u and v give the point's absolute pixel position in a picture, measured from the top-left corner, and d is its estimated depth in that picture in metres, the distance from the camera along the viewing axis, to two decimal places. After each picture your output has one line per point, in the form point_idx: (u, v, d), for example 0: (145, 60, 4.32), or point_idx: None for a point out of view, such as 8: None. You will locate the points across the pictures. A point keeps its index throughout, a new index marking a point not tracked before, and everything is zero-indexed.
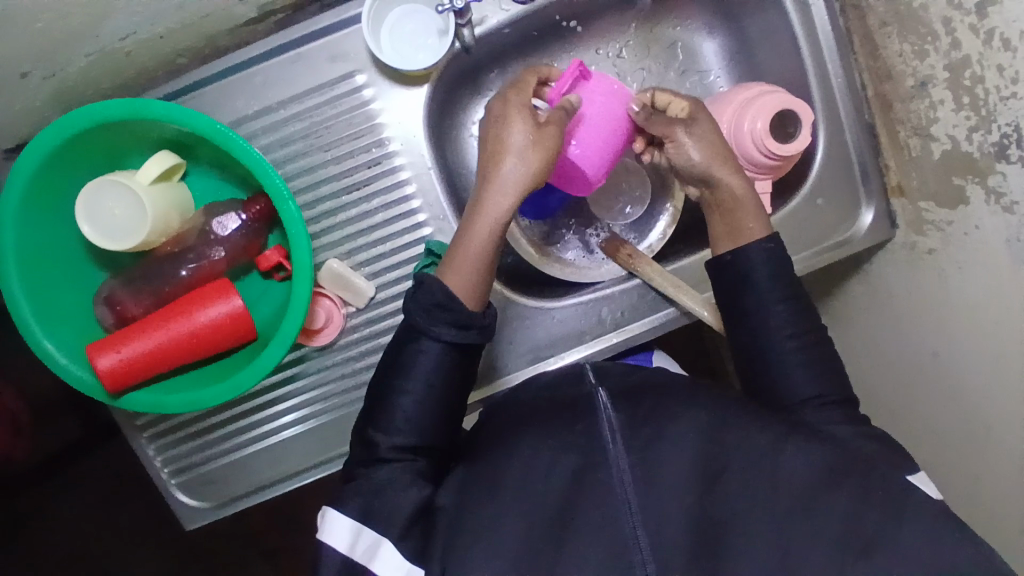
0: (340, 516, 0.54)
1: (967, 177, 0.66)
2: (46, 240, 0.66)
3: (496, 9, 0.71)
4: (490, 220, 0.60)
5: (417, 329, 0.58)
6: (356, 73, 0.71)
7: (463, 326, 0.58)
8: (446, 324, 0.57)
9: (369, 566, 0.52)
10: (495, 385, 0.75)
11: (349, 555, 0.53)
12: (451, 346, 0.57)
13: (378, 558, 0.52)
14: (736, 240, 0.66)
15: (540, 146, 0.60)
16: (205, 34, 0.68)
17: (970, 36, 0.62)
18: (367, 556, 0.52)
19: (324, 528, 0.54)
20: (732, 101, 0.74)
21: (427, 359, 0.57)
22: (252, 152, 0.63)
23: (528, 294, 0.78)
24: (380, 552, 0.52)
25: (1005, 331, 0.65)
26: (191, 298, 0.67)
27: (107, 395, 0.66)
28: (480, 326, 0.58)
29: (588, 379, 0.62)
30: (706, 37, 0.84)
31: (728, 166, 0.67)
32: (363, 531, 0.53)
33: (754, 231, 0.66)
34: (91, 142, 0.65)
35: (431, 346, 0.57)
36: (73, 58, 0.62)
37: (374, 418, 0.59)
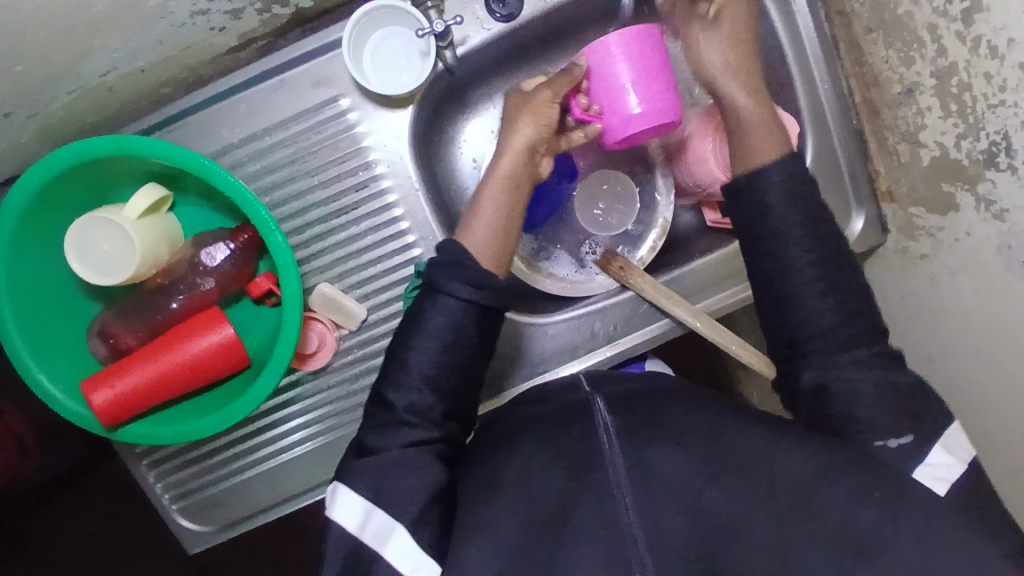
0: (350, 494, 0.52)
1: (957, 184, 0.66)
2: (37, 277, 0.67)
3: (478, 29, 0.71)
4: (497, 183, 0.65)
5: (434, 287, 0.58)
6: (340, 97, 0.71)
7: (478, 284, 0.58)
8: (459, 282, 0.57)
9: (380, 552, 0.50)
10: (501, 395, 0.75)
11: (358, 538, 0.50)
12: (469, 304, 0.57)
13: (390, 545, 0.50)
14: (746, 160, 0.64)
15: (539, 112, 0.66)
16: (188, 64, 0.68)
17: (955, 44, 0.61)
18: (378, 541, 0.50)
19: (331, 505, 0.52)
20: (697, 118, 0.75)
21: (443, 317, 0.57)
22: (237, 184, 0.63)
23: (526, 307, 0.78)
24: (391, 537, 0.50)
25: (998, 337, 0.65)
26: (183, 329, 0.67)
27: (104, 429, 0.67)
28: (495, 286, 0.58)
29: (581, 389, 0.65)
30: None
31: (743, 83, 0.67)
32: (374, 512, 0.51)
33: (768, 148, 0.63)
34: (77, 178, 0.65)
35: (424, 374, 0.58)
36: (56, 96, 0.62)
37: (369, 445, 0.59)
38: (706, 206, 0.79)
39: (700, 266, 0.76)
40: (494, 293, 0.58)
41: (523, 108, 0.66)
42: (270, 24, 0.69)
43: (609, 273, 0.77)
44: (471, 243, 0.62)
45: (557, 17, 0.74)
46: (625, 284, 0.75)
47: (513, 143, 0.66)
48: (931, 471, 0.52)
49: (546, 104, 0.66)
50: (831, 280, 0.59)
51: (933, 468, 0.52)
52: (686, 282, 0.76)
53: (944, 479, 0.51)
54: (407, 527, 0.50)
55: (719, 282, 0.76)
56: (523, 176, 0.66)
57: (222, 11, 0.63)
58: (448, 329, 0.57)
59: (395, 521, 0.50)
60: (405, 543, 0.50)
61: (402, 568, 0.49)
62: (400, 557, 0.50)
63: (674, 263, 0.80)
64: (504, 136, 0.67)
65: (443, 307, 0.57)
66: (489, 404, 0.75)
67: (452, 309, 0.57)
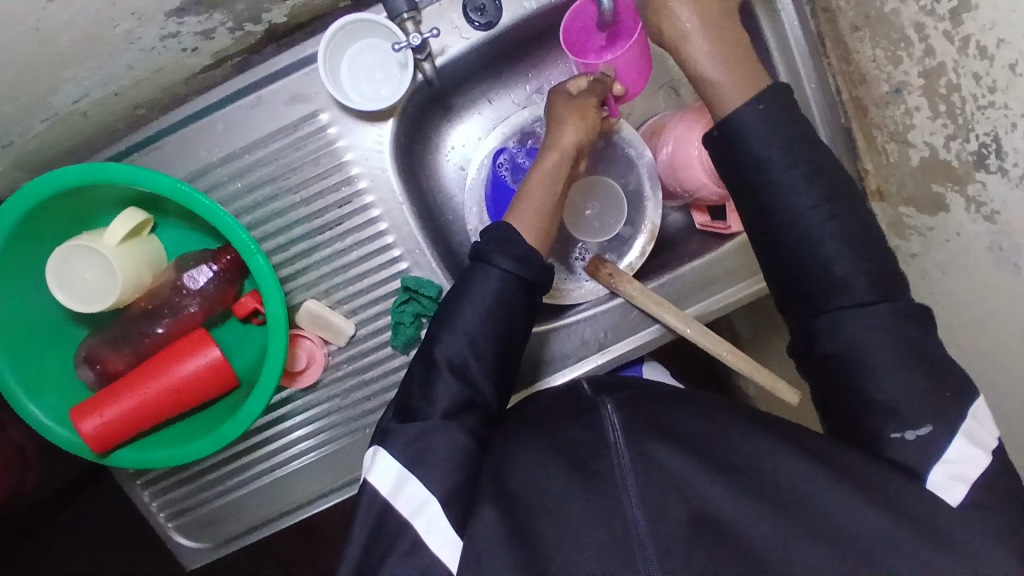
0: (389, 458, 0.53)
1: (946, 184, 0.64)
2: (21, 308, 0.66)
3: (456, 38, 0.70)
4: (539, 175, 0.67)
5: (485, 256, 0.60)
6: (319, 112, 0.70)
7: (524, 259, 0.60)
8: (509, 256, 0.59)
9: (412, 521, 0.51)
10: (527, 389, 0.75)
11: (392, 501, 0.52)
12: (513, 277, 0.59)
13: (422, 515, 0.51)
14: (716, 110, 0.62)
15: (577, 109, 0.68)
16: (162, 85, 0.67)
17: (943, 43, 0.60)
18: (410, 509, 0.51)
19: (370, 467, 0.54)
20: (689, 119, 0.72)
21: (490, 285, 0.59)
22: (214, 209, 0.62)
23: (544, 314, 0.78)
24: (425, 509, 0.52)
25: (994, 338, 0.64)
26: (169, 354, 0.67)
27: (94, 455, 0.67)
28: (528, 282, 0.60)
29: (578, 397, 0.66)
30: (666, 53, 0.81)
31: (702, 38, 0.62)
32: (411, 480, 0.52)
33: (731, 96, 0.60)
34: (56, 207, 0.65)
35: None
36: (29, 125, 0.61)
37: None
38: (695, 209, 0.78)
39: (690, 270, 0.76)
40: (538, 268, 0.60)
41: (568, 110, 0.68)
42: (242, 41, 0.68)
43: (598, 280, 0.75)
44: (523, 229, 0.64)
45: (537, 21, 0.73)
46: (614, 290, 0.74)
47: (560, 138, 0.67)
48: (950, 469, 0.50)
49: (591, 108, 0.68)
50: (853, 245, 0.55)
51: (955, 466, 0.50)
52: (676, 287, 0.76)
53: (965, 477, 0.50)
54: (441, 502, 0.52)
55: (717, 281, 0.76)
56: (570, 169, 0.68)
57: (192, 33, 0.62)
58: (494, 295, 0.58)
59: (429, 493, 0.52)
60: (437, 515, 0.51)
61: (431, 541, 0.51)
62: (432, 529, 0.51)
63: (663, 267, 0.79)
64: (552, 134, 0.68)
65: (491, 278, 0.59)
66: (518, 396, 0.75)
67: (501, 279, 0.59)
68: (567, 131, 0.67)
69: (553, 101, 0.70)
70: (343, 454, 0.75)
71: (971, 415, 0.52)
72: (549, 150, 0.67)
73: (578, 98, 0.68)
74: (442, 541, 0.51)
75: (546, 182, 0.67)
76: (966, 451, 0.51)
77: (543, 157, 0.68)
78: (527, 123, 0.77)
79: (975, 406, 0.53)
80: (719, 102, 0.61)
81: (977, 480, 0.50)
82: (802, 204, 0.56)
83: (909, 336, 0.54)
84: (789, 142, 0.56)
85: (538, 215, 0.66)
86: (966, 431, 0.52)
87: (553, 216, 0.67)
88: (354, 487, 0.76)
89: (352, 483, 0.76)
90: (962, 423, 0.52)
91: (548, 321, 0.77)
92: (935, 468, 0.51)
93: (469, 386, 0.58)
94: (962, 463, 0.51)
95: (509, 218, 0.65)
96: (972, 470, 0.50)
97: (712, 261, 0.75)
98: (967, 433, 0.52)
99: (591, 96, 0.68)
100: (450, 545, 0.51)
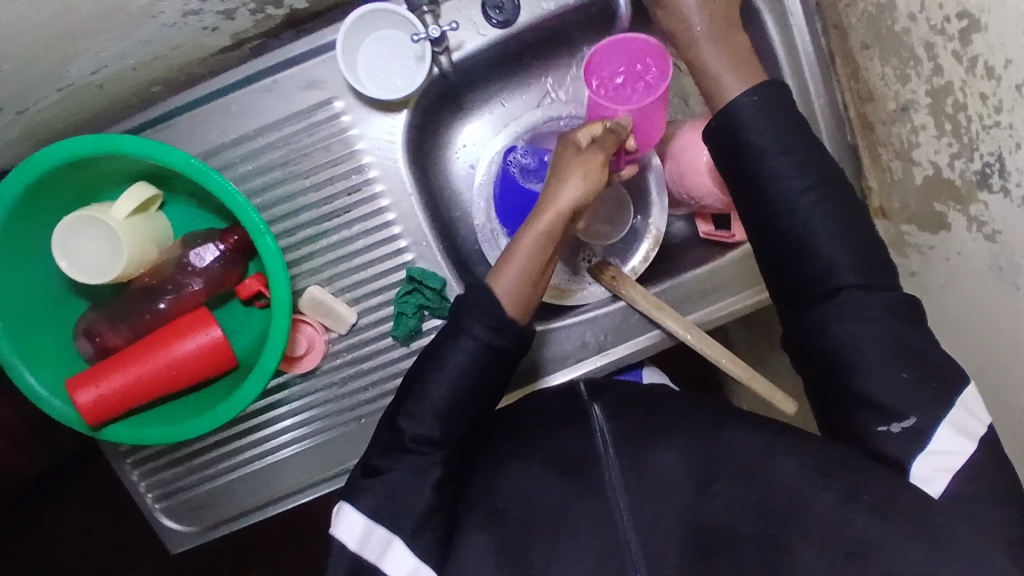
0: (354, 512, 0.55)
1: (949, 204, 0.66)
2: (22, 277, 0.66)
3: (474, 35, 0.71)
4: (531, 235, 0.63)
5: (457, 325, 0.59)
6: (334, 99, 0.71)
7: (500, 327, 0.59)
8: (482, 323, 0.58)
9: (379, 564, 0.53)
10: (517, 392, 0.76)
11: (359, 552, 0.54)
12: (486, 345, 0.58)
13: (389, 556, 0.54)
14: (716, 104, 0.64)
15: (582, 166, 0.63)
16: (177, 64, 0.68)
17: (951, 62, 0.61)
18: (377, 554, 0.54)
19: (336, 522, 0.56)
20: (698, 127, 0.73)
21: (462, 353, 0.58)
22: (227, 186, 0.62)
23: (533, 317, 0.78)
24: (393, 551, 0.54)
25: (990, 355, 0.65)
26: (170, 330, 0.67)
27: (88, 428, 0.66)
28: (518, 330, 0.59)
29: (581, 396, 0.66)
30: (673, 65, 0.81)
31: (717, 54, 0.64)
32: (376, 529, 0.54)
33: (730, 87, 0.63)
34: (66, 178, 0.65)
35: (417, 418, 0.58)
36: (44, 94, 0.61)
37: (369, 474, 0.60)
38: (699, 216, 0.79)
39: (690, 279, 0.76)
40: (511, 337, 0.59)
41: (572, 167, 0.64)
42: (262, 24, 0.68)
43: (601, 282, 0.76)
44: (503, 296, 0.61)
45: (555, 23, 0.73)
46: (617, 294, 0.75)
47: (559, 197, 0.63)
48: (931, 460, 0.52)
49: (596, 163, 0.64)
50: (864, 252, 0.56)
51: (937, 457, 0.51)
52: (676, 295, 0.76)
53: (947, 467, 0.51)
54: (404, 539, 0.54)
55: (716, 291, 0.76)
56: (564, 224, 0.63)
57: (214, 11, 0.62)
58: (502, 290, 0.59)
59: (392, 534, 0.54)
60: (401, 553, 0.54)
61: None
62: (397, 567, 0.53)
63: (666, 274, 0.80)
64: (551, 189, 0.64)
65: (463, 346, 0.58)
66: (511, 396, 0.76)
67: (473, 348, 0.58)
68: (567, 190, 0.63)
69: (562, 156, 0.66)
70: (337, 443, 0.75)
71: (957, 406, 0.52)
72: (543, 209, 0.63)
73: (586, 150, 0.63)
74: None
75: (534, 242, 0.63)
76: (950, 442, 0.52)
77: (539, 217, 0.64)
78: (537, 125, 0.78)
79: (965, 395, 0.53)
80: (719, 96, 0.63)
81: (959, 470, 0.51)
82: (818, 211, 0.57)
83: (909, 337, 0.54)
84: (796, 157, 0.58)
85: (524, 277, 0.62)
86: (950, 421, 0.52)
87: (542, 276, 0.63)
88: (344, 479, 0.75)
89: (343, 474, 0.75)
90: (947, 413, 0.52)
91: (548, 320, 0.77)
92: (918, 460, 0.52)
93: (478, 372, 0.58)
94: (945, 454, 0.51)
95: (493, 278, 0.62)
96: (953, 461, 0.51)
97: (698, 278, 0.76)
98: (952, 423, 0.52)
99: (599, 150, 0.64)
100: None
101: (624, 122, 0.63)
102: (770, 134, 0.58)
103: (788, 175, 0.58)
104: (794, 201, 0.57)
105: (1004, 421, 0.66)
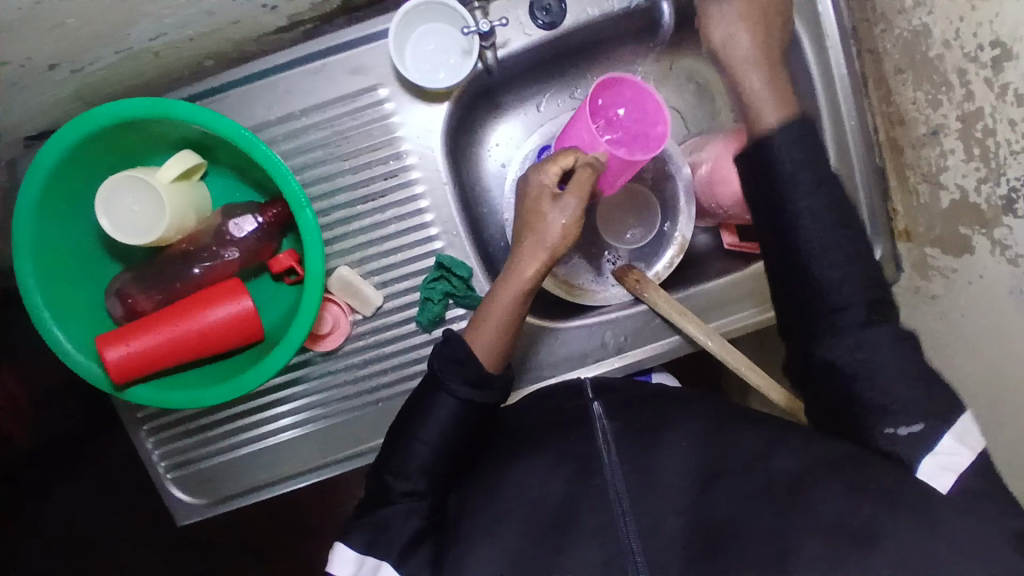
0: (345, 549, 0.56)
1: (973, 227, 0.67)
2: (60, 232, 0.67)
3: (519, 33, 0.73)
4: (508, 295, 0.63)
5: (437, 383, 0.59)
6: (379, 86, 0.73)
7: (478, 385, 0.59)
8: (460, 381, 0.58)
9: None
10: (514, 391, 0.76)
11: None
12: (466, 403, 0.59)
13: None
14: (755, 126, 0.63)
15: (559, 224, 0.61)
16: (232, 39, 0.70)
17: (983, 89, 0.63)
18: None
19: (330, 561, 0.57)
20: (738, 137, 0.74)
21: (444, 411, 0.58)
22: (272, 158, 0.64)
23: (546, 315, 0.79)
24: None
25: (1005, 382, 0.65)
26: (201, 297, 0.67)
27: (112, 387, 0.67)
28: (495, 387, 0.60)
29: (587, 394, 0.67)
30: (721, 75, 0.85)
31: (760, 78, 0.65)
32: (365, 561, 0.55)
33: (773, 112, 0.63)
34: (114, 138, 0.66)
35: (440, 394, 0.59)
36: (102, 55, 0.63)
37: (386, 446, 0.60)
38: (725, 228, 0.80)
39: (713, 287, 0.77)
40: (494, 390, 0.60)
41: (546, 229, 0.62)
42: (318, 8, 0.71)
43: (624, 285, 0.77)
44: (482, 349, 0.62)
45: (598, 28, 0.76)
46: (640, 297, 0.76)
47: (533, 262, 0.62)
48: (936, 463, 0.52)
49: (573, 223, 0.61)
50: None
51: (941, 458, 0.52)
52: (698, 303, 0.77)
53: (952, 468, 0.52)
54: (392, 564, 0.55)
55: (736, 301, 0.77)
56: (544, 270, 0.63)
57: None
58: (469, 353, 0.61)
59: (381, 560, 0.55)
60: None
61: None
62: None
63: (688, 283, 0.81)
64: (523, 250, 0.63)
65: (444, 405, 0.58)
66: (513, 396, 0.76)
67: (454, 408, 0.58)
68: (534, 257, 0.62)
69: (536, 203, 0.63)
70: (352, 424, 0.75)
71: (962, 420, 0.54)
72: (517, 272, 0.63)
73: (563, 196, 0.61)
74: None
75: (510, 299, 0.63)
76: (953, 447, 0.53)
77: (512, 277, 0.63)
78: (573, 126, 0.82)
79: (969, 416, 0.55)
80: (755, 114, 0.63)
81: (964, 471, 0.52)
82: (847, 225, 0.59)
83: None
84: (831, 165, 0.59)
85: (502, 331, 0.63)
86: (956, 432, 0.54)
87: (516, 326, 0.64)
88: (356, 461, 0.76)
89: (355, 456, 0.76)
90: (952, 423, 0.54)
91: (567, 319, 0.78)
92: (923, 461, 0.53)
93: None
94: (949, 456, 0.52)
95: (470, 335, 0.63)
96: (957, 464, 0.52)
97: (714, 289, 0.77)
98: (955, 435, 0.53)
99: (578, 205, 0.61)
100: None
101: (600, 158, 0.61)
102: (807, 145, 0.59)
103: (821, 183, 0.58)
104: (821, 211, 0.58)
105: (1018, 447, 0.66)
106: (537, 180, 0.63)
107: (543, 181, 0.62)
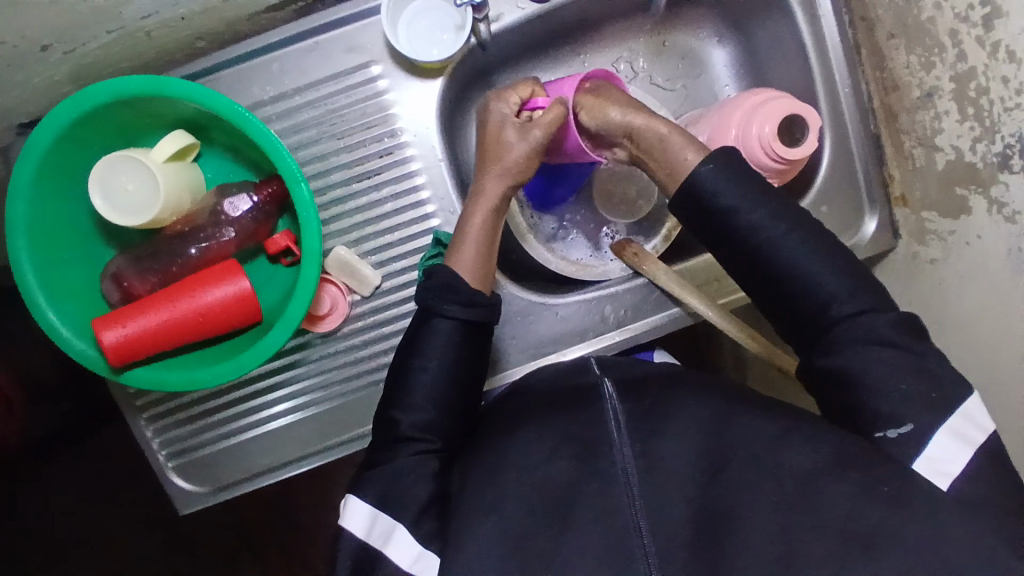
0: (359, 502, 0.55)
1: (970, 188, 0.67)
2: (55, 214, 0.66)
3: (512, 8, 0.73)
4: (480, 222, 0.66)
5: (429, 311, 0.60)
6: (372, 64, 0.72)
7: (470, 304, 0.61)
8: (454, 303, 0.60)
9: (383, 550, 0.53)
10: (493, 378, 0.75)
11: (365, 539, 0.53)
12: (462, 322, 0.60)
13: (393, 542, 0.53)
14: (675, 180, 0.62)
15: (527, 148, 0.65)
16: (224, 18, 0.70)
17: (975, 48, 0.63)
18: (381, 541, 0.53)
19: (344, 513, 0.55)
20: (739, 106, 0.73)
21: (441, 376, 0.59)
22: (267, 134, 0.63)
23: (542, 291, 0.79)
24: (395, 540, 0.53)
25: (1003, 345, 0.65)
26: (199, 278, 0.67)
27: (110, 370, 0.66)
28: (486, 304, 0.62)
29: (593, 371, 0.64)
30: (716, 46, 0.86)
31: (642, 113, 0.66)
32: (379, 517, 0.54)
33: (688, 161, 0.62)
34: (108, 118, 0.66)
35: (444, 366, 0.59)
36: (94, 35, 0.63)
37: (389, 417, 0.59)
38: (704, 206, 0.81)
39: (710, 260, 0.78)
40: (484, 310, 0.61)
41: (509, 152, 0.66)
42: None
43: (624, 259, 0.77)
44: (467, 275, 0.64)
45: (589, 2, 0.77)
46: (639, 271, 0.76)
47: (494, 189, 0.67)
48: (932, 465, 0.49)
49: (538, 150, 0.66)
50: None
51: (936, 461, 0.49)
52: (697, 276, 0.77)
53: (947, 472, 0.49)
54: (407, 529, 0.53)
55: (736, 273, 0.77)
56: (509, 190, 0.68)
57: None
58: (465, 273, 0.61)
59: (395, 520, 0.53)
60: (405, 540, 0.53)
61: (404, 562, 0.52)
62: (400, 554, 0.52)
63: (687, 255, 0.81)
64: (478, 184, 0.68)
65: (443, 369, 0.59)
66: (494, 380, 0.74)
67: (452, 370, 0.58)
68: (495, 181, 0.67)
69: (494, 129, 0.67)
70: (353, 406, 0.74)
71: (958, 415, 0.51)
72: (483, 205, 0.67)
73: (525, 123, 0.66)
74: (416, 569, 0.52)
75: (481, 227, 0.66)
76: (948, 449, 0.49)
77: (478, 209, 0.67)
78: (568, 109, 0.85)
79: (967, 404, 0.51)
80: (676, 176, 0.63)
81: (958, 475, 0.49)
82: None
83: None
84: None
85: (481, 258, 0.65)
86: (949, 428, 0.50)
87: (492, 253, 0.66)
88: (359, 444, 0.75)
89: (357, 439, 0.75)
90: (946, 420, 0.50)
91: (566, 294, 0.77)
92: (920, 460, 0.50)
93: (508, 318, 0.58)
94: (946, 460, 0.49)
95: (449, 263, 0.64)
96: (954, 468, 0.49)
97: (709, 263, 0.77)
98: (948, 430, 0.50)
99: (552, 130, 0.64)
100: (424, 571, 0.52)
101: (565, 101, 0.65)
102: None
103: None
104: None
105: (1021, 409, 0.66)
106: (499, 110, 0.67)
107: (504, 107, 0.67)
